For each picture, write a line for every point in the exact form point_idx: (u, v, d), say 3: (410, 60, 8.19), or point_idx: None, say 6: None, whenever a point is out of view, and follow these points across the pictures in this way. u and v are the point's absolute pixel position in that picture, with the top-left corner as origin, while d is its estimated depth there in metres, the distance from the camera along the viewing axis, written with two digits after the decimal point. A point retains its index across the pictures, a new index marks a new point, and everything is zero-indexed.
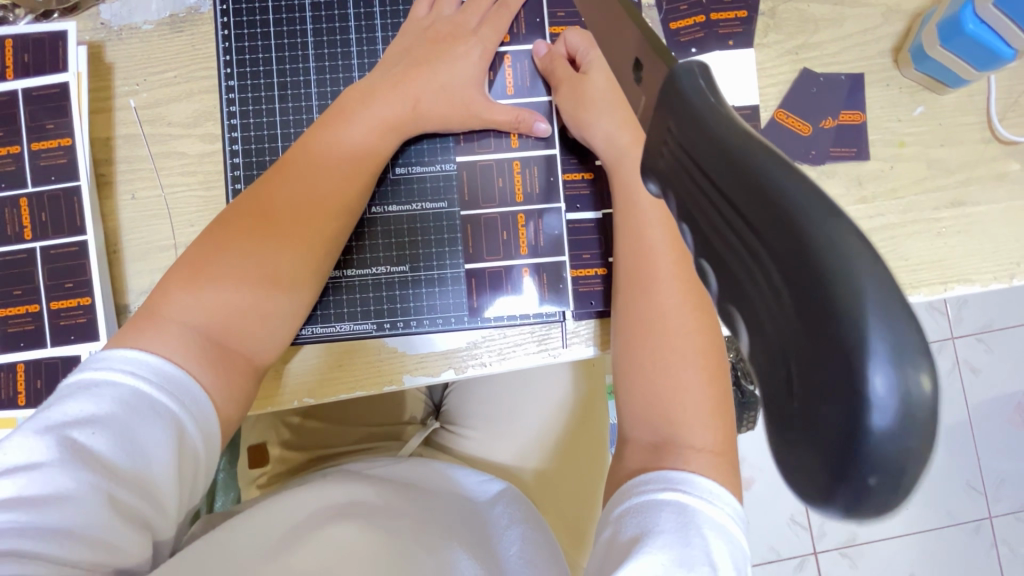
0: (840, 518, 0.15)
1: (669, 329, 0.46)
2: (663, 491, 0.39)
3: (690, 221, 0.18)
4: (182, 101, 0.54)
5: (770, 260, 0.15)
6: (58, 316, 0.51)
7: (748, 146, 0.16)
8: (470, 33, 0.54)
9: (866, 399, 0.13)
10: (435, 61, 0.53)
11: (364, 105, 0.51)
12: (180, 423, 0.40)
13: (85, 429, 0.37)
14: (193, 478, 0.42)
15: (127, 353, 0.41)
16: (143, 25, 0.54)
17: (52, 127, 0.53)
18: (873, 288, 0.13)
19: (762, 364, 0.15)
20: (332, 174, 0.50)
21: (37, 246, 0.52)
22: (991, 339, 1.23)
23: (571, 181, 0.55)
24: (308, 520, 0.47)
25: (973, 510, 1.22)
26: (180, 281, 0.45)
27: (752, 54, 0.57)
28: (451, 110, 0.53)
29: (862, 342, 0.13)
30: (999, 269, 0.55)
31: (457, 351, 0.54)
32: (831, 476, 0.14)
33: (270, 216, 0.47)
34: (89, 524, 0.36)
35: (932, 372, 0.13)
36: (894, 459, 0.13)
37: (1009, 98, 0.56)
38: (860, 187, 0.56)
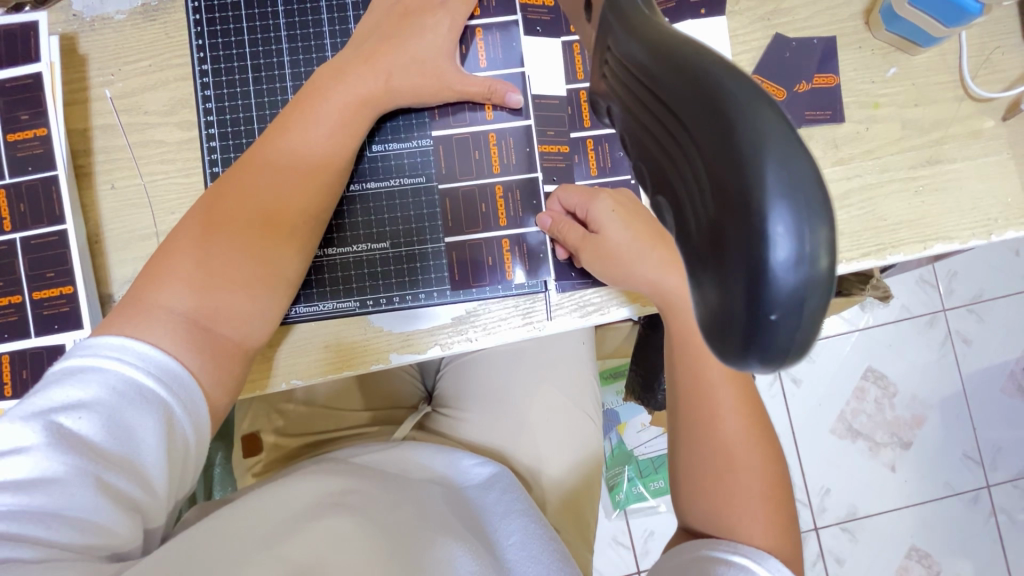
0: (760, 368, 0.16)
1: (717, 411, 0.47)
2: (736, 553, 0.42)
3: (632, 131, 0.19)
4: (158, 89, 0.54)
5: (690, 138, 0.16)
6: (41, 306, 0.51)
7: (676, 41, 0.17)
8: (441, 9, 0.54)
9: (768, 242, 0.14)
10: (405, 33, 0.52)
11: (337, 79, 0.51)
12: (168, 409, 0.40)
13: (72, 414, 0.38)
14: (184, 462, 0.42)
15: (113, 339, 0.41)
16: (116, 14, 0.54)
17: (26, 118, 0.52)
18: (775, 140, 0.14)
19: (684, 236, 0.16)
20: (309, 145, 0.50)
21: (17, 237, 0.52)
22: (983, 309, 1.25)
23: (549, 153, 0.55)
24: (299, 514, 0.45)
25: (970, 479, 1.23)
26: (167, 265, 0.45)
27: (724, 22, 0.57)
28: (428, 84, 0.53)
29: (761, 193, 0.14)
30: (977, 226, 0.56)
31: (442, 327, 0.54)
32: (743, 324, 0.15)
33: (249, 189, 0.48)
34: (79, 507, 0.36)
35: (824, 217, 0.14)
36: (794, 297, 0.15)
37: (980, 56, 0.57)
38: (837, 149, 0.56)
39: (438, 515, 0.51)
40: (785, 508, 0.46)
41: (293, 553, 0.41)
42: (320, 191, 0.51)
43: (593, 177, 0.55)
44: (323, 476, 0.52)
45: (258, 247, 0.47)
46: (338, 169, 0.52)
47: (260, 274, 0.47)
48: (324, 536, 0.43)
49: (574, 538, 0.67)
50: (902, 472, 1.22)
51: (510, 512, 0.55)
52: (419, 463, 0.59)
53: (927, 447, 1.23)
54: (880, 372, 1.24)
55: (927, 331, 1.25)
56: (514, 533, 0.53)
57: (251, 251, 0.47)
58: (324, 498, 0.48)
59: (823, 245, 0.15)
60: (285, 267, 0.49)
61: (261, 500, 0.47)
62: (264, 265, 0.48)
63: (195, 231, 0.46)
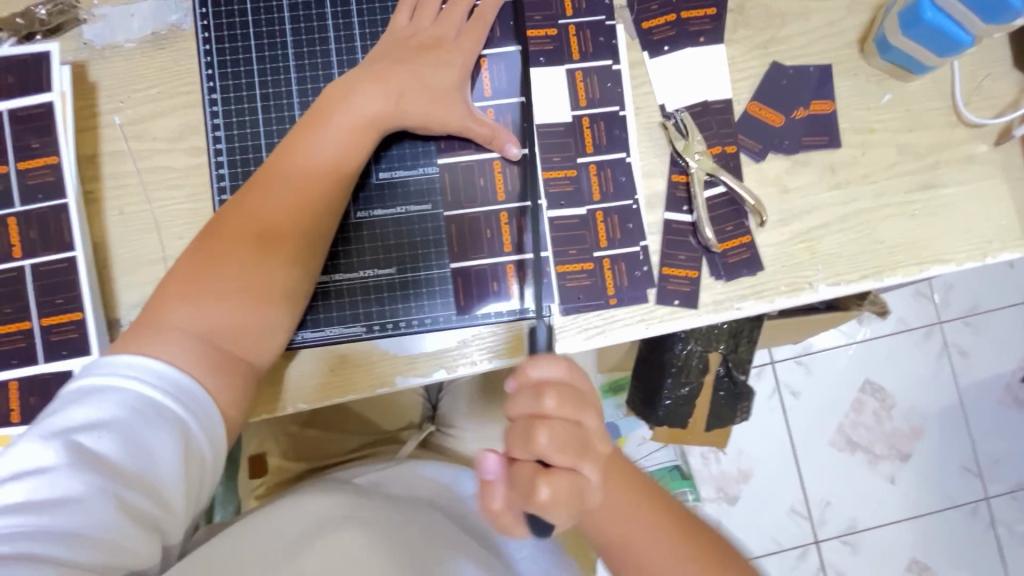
0: None
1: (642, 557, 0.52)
2: None
3: None
4: (166, 116, 0.55)
5: None
6: (49, 333, 0.51)
7: None
8: (449, 43, 0.55)
9: None
10: (414, 63, 0.54)
11: (346, 100, 0.52)
12: (184, 426, 0.42)
13: (91, 433, 0.40)
14: (200, 478, 0.43)
15: (129, 358, 0.43)
16: (126, 43, 0.55)
17: (38, 146, 0.52)
18: None
19: None
20: (318, 163, 0.51)
21: (27, 264, 0.51)
22: (978, 321, 1.27)
23: (554, 179, 0.56)
24: (312, 529, 0.47)
25: (969, 491, 1.25)
26: (180, 287, 0.47)
27: (723, 50, 0.58)
28: (435, 107, 0.54)
29: None
30: (973, 248, 0.57)
31: (447, 351, 0.55)
32: None
33: (260, 210, 0.49)
34: (99, 525, 0.38)
35: None
36: None
37: (973, 82, 0.58)
38: (834, 173, 0.58)
39: (446, 529, 0.53)
40: None
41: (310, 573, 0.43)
42: (326, 211, 0.51)
43: (596, 203, 0.56)
44: (319, 496, 0.51)
45: (264, 268, 0.48)
46: (344, 190, 0.52)
47: (266, 295, 0.48)
48: (335, 550, 0.45)
49: (576, 553, 0.69)
50: (901, 485, 1.24)
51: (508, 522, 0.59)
52: (418, 483, 0.59)
53: (926, 459, 1.25)
54: (877, 385, 1.26)
55: (923, 344, 1.27)
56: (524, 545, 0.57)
57: (259, 272, 0.48)
58: (320, 518, 0.48)
59: None
60: (296, 284, 0.50)
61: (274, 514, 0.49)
62: (271, 286, 0.48)
63: (204, 253, 0.48)
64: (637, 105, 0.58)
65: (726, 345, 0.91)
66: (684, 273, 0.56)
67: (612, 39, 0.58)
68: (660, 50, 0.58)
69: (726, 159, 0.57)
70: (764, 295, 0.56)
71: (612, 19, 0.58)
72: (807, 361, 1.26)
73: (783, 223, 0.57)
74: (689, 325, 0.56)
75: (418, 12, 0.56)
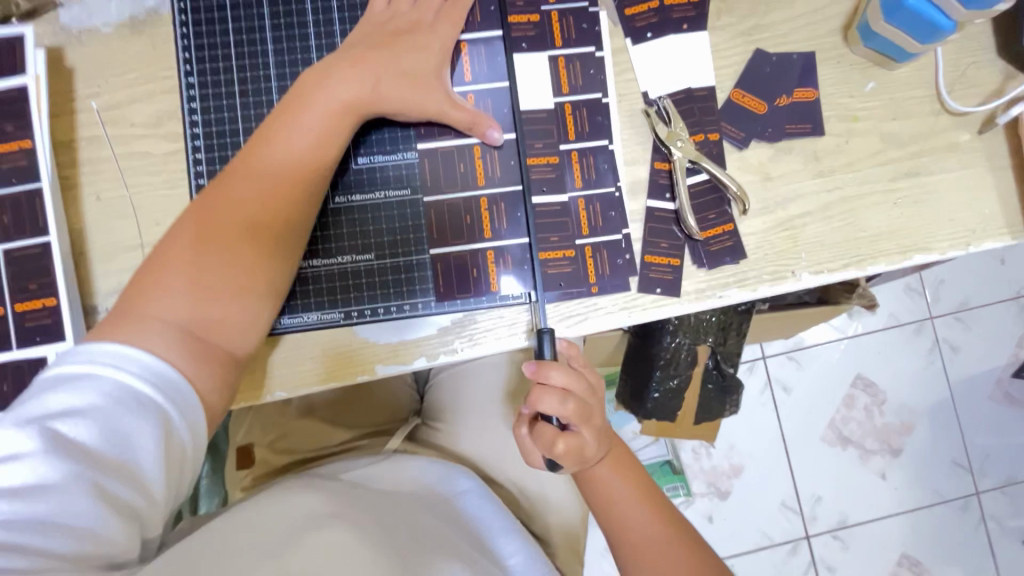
0: None
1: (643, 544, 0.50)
2: None
3: None
4: (144, 101, 0.55)
5: None
6: (23, 318, 0.50)
7: None
8: (427, 26, 0.55)
9: None
10: (391, 48, 0.53)
11: (322, 85, 0.51)
12: (167, 415, 0.42)
13: (69, 421, 0.39)
14: (182, 468, 0.43)
15: (108, 347, 0.42)
16: (103, 27, 0.55)
17: (13, 129, 0.51)
18: None
19: None
20: (295, 150, 0.50)
21: (1, 249, 0.50)
22: (968, 317, 1.28)
23: (536, 165, 0.56)
24: (296, 529, 0.45)
25: (959, 486, 1.25)
26: (158, 277, 0.46)
27: (706, 37, 0.58)
28: (414, 90, 0.53)
29: None
30: (956, 237, 0.57)
31: (428, 338, 0.55)
32: None
33: (237, 198, 0.49)
34: (78, 515, 0.37)
35: None
36: None
37: (956, 70, 0.58)
38: (817, 161, 0.57)
39: (433, 531, 0.53)
40: None
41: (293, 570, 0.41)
42: (307, 200, 0.51)
43: (578, 191, 0.56)
44: (304, 498, 0.50)
45: (245, 256, 0.48)
46: (323, 178, 0.52)
47: (248, 285, 0.48)
48: (324, 548, 0.43)
49: (565, 552, 0.67)
50: (891, 479, 1.25)
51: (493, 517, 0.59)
52: (406, 483, 0.59)
53: (916, 454, 1.25)
54: (868, 380, 1.26)
55: (913, 339, 1.27)
56: (513, 555, 0.58)
57: (241, 262, 0.48)
58: (307, 521, 0.46)
59: None
60: (278, 271, 0.50)
61: (256, 514, 0.47)
62: (254, 275, 0.48)
63: (183, 242, 0.47)
64: (620, 93, 0.57)
65: (716, 338, 0.90)
66: (666, 261, 0.56)
67: (595, 25, 0.57)
68: (643, 37, 0.58)
69: (709, 147, 0.57)
70: (746, 283, 0.56)
71: (595, 6, 0.57)
72: (798, 355, 1.26)
73: (766, 212, 0.57)
74: (671, 314, 0.56)
75: None
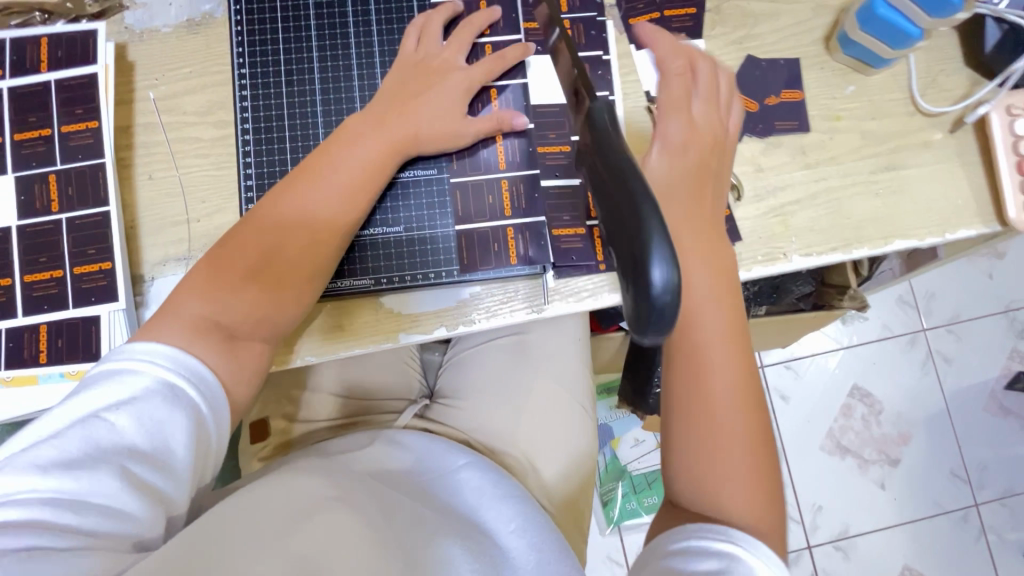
0: (654, 335, 0.33)
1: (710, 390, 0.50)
2: (717, 542, 0.45)
3: (606, 193, 0.35)
4: (197, 92, 0.61)
5: (648, 205, 0.33)
6: (80, 280, 0.54)
7: (613, 149, 0.36)
8: (458, 63, 0.60)
9: (653, 275, 0.32)
10: (426, 90, 0.58)
11: (371, 130, 0.56)
12: (198, 411, 0.47)
13: (113, 409, 0.44)
14: (207, 460, 0.49)
15: (147, 345, 0.47)
16: (163, 27, 0.61)
17: (82, 112, 0.57)
18: (658, 236, 0.32)
19: (613, 205, 0.35)
20: (336, 186, 0.55)
21: (64, 217, 0.55)
22: (960, 329, 1.32)
23: (548, 153, 0.62)
24: (305, 509, 0.50)
25: (958, 498, 1.27)
26: (192, 286, 0.51)
27: (701, 45, 0.64)
28: (445, 139, 0.58)
29: (647, 247, 0.32)
30: (933, 226, 0.62)
31: (447, 309, 0.60)
32: (641, 306, 0.32)
33: (277, 230, 0.53)
34: (109, 493, 0.42)
35: (672, 265, 0.32)
36: (671, 305, 0.32)
37: (927, 77, 0.64)
38: (805, 155, 0.63)
39: (429, 516, 0.55)
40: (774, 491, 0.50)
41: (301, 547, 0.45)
42: (335, 244, 0.55)
43: None
44: (307, 481, 0.54)
45: (274, 286, 0.53)
46: (352, 222, 0.56)
47: (269, 310, 0.53)
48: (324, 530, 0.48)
49: (568, 522, 0.71)
50: (891, 490, 1.27)
51: (501, 497, 0.62)
52: (391, 463, 0.63)
53: (915, 464, 1.28)
54: (864, 390, 1.30)
55: (908, 351, 1.32)
56: (512, 520, 0.60)
57: (272, 288, 0.53)
58: (307, 502, 0.51)
59: (674, 276, 0.32)
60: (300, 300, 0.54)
61: (267, 491, 0.52)
62: (278, 302, 0.53)
63: (222, 256, 0.52)
64: (625, 92, 0.64)
65: None
66: None
67: (603, 33, 0.64)
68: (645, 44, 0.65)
69: None
70: (741, 264, 0.61)
71: (603, 16, 0.64)
72: (796, 364, 1.30)
73: (759, 199, 0.62)
74: None
75: (425, 36, 0.61)
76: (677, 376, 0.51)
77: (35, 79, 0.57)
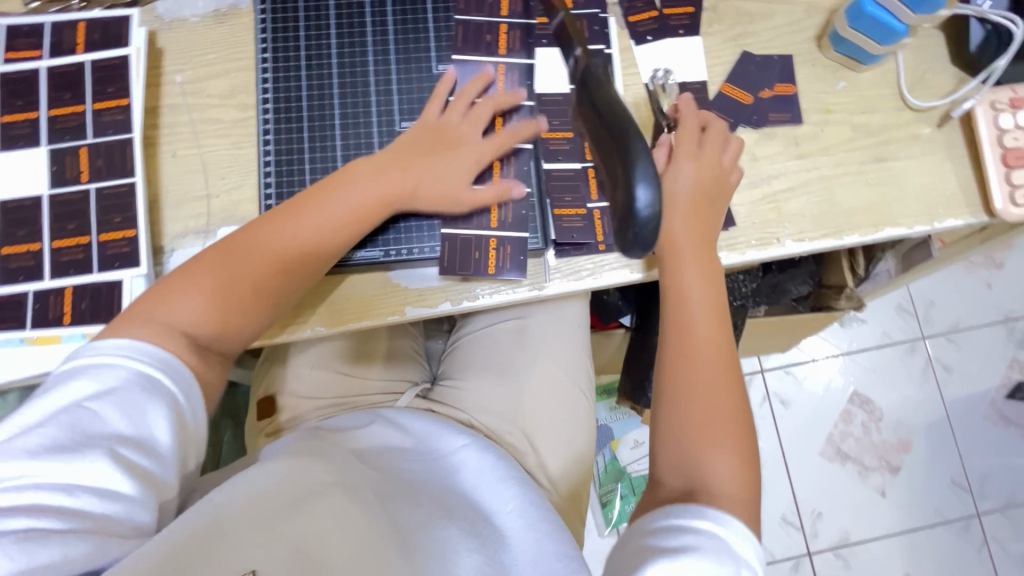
0: (637, 251, 0.44)
1: (700, 385, 0.53)
2: (693, 518, 0.46)
3: (599, 137, 0.45)
4: (220, 77, 0.64)
5: (635, 144, 0.42)
6: (105, 247, 0.57)
7: (605, 100, 0.45)
8: (472, 137, 0.61)
9: (638, 199, 0.42)
10: (434, 158, 0.60)
11: (371, 174, 0.58)
12: (174, 400, 0.49)
13: (93, 399, 0.46)
14: (189, 446, 0.51)
15: (120, 341, 0.49)
16: (191, 17, 0.65)
17: (113, 90, 0.60)
18: (642, 166, 0.42)
19: (605, 146, 0.44)
20: (330, 216, 0.57)
21: (92, 187, 0.58)
22: (959, 337, 1.34)
23: (552, 139, 0.64)
24: (303, 494, 0.52)
25: (959, 507, 1.27)
26: (176, 290, 0.53)
27: (698, 41, 0.68)
28: (438, 204, 0.60)
29: (632, 177, 0.42)
30: (922, 215, 0.65)
31: (453, 286, 0.62)
32: (627, 225, 0.43)
33: (265, 251, 0.55)
34: (98, 478, 0.44)
35: (652, 190, 0.42)
36: (651, 222, 0.43)
37: (915, 75, 0.67)
38: (797, 145, 0.66)
39: (426, 497, 0.56)
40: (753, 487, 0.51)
41: (297, 538, 0.49)
42: (305, 282, 0.57)
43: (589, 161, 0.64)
44: (300, 461, 0.55)
45: (237, 308, 0.54)
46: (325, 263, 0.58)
47: (227, 329, 0.54)
48: (320, 519, 0.51)
49: (563, 500, 0.72)
50: (891, 497, 1.26)
51: (497, 477, 0.60)
52: (388, 442, 0.64)
53: (914, 470, 1.28)
54: (865, 396, 1.30)
55: (907, 358, 1.32)
56: (510, 500, 0.58)
57: (240, 309, 0.55)
58: (296, 484, 0.53)
59: (654, 198, 0.42)
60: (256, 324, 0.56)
61: (265, 475, 0.54)
62: (243, 325, 0.55)
63: (205, 268, 0.54)
64: (625, 84, 0.67)
65: None
66: None
67: (605, 28, 0.67)
68: (644, 40, 0.68)
69: None
70: (736, 247, 0.64)
71: (605, 12, 0.68)
72: (796, 370, 1.32)
73: (753, 186, 0.65)
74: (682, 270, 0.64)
75: (451, 106, 0.62)
76: (672, 382, 0.54)
77: (71, 60, 0.61)
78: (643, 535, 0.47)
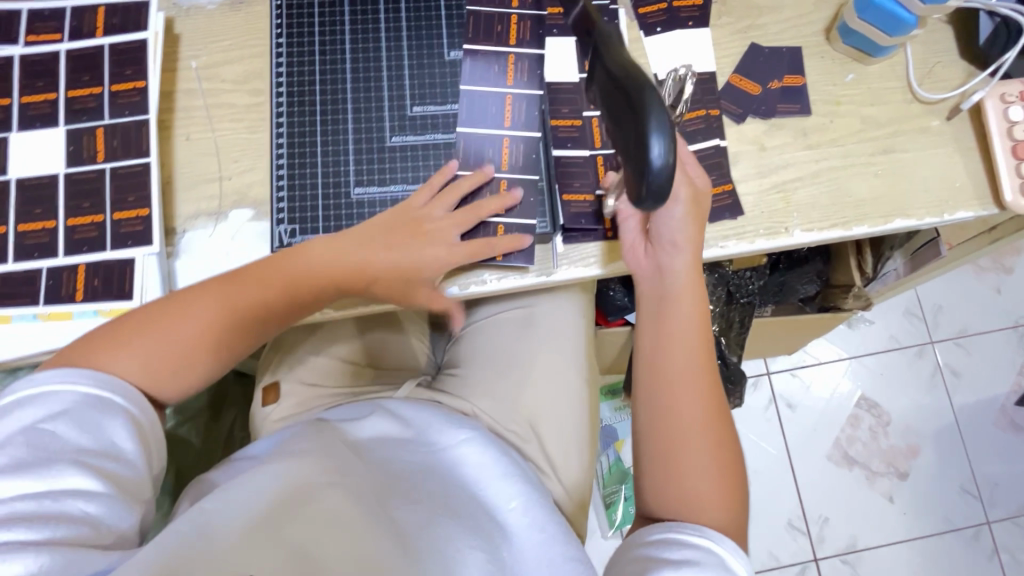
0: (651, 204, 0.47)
1: (682, 415, 0.56)
2: (691, 534, 0.50)
3: (615, 98, 0.48)
4: (236, 63, 0.65)
5: (650, 98, 0.45)
6: (118, 225, 0.58)
7: (620, 62, 0.49)
8: (450, 237, 0.60)
9: (652, 150, 0.45)
10: (404, 250, 0.59)
11: (340, 252, 0.58)
12: (130, 412, 0.51)
13: (48, 420, 0.47)
14: (152, 454, 0.52)
15: (60, 369, 0.49)
16: (208, 4, 0.66)
17: (130, 72, 0.61)
18: (657, 118, 0.45)
19: (620, 107, 0.48)
20: (299, 278, 0.57)
21: (107, 167, 0.59)
22: (968, 342, 1.32)
23: (561, 126, 0.65)
24: (304, 490, 0.52)
25: (969, 514, 1.25)
26: (129, 346, 0.52)
27: (708, 32, 0.68)
28: (394, 292, 0.60)
29: (647, 128, 0.45)
30: (932, 207, 0.65)
31: (464, 271, 0.62)
32: (642, 176, 0.46)
33: (229, 310, 0.56)
34: (69, 488, 0.45)
35: (664, 142, 0.45)
36: (665, 172, 0.46)
37: (925, 68, 0.68)
38: (806, 136, 0.66)
39: (428, 491, 0.56)
40: (737, 507, 0.55)
41: (296, 540, 0.48)
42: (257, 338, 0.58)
43: (597, 149, 0.64)
44: (300, 458, 0.55)
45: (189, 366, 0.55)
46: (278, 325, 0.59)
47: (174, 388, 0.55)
48: (320, 519, 0.50)
49: (566, 491, 0.72)
50: (899, 504, 1.24)
51: (496, 472, 0.60)
52: (388, 432, 0.62)
53: (923, 476, 1.26)
54: (872, 400, 1.29)
55: (916, 362, 1.31)
56: (514, 498, 0.58)
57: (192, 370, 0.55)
58: (294, 485, 0.52)
59: (667, 148, 0.45)
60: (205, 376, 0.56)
61: (262, 474, 0.52)
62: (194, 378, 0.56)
63: (163, 322, 0.54)
64: None
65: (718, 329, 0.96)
66: None
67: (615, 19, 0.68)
68: (653, 31, 0.68)
69: (710, 120, 0.66)
70: (745, 236, 0.64)
71: (615, 4, 0.68)
72: (802, 373, 1.30)
73: (762, 176, 0.65)
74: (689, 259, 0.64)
75: (438, 198, 0.61)
76: (658, 413, 0.57)
77: (90, 43, 0.62)
78: (644, 547, 0.51)
